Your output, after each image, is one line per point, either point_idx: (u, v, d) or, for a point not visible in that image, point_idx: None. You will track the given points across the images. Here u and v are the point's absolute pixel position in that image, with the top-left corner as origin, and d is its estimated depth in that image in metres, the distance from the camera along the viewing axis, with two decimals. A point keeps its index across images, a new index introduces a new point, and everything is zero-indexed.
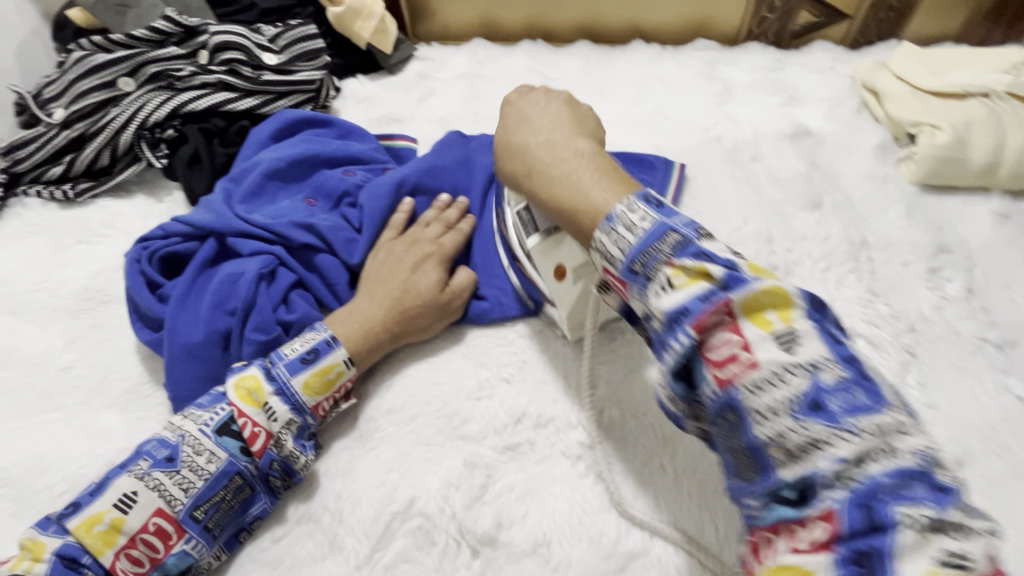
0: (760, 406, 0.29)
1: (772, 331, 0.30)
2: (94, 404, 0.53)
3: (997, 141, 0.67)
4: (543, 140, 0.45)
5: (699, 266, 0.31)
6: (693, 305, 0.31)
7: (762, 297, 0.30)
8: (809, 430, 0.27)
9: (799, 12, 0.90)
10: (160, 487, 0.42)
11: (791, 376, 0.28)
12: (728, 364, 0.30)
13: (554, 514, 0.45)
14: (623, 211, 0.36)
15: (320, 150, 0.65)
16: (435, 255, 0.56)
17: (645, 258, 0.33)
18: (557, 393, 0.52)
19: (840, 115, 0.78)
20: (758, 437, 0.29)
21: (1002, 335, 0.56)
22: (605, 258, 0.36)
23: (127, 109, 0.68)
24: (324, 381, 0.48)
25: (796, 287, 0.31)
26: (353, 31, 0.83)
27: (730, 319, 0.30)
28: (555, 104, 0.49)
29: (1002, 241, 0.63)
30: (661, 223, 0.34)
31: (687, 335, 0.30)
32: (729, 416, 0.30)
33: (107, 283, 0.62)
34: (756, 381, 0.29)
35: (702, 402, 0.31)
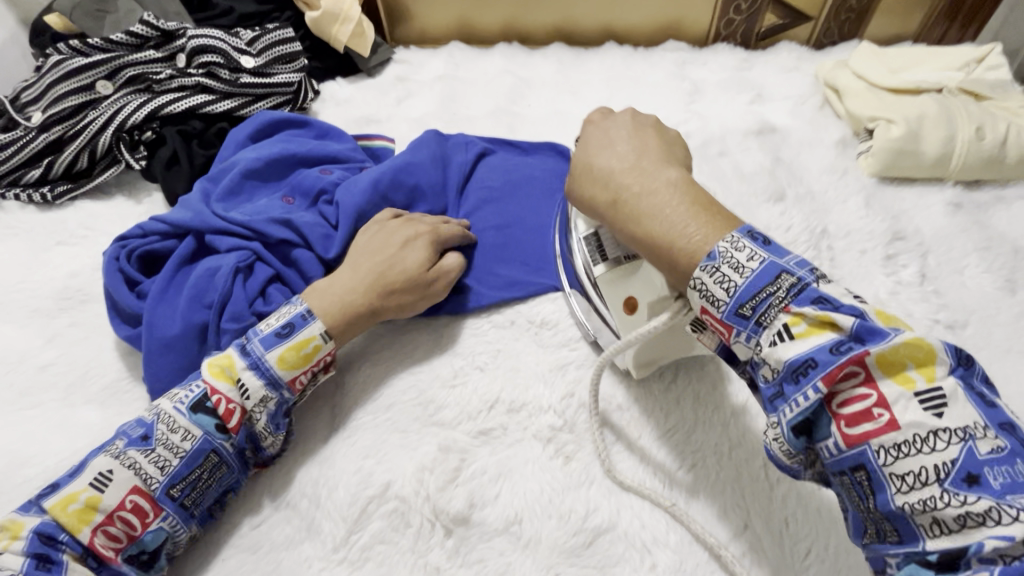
0: (903, 471, 0.31)
1: (914, 390, 0.31)
2: (74, 400, 0.54)
3: (949, 134, 0.70)
4: (630, 166, 0.43)
5: (823, 315, 0.33)
6: (822, 357, 0.33)
7: (901, 353, 0.32)
8: (965, 502, 0.29)
9: (764, 14, 0.94)
10: (135, 466, 0.43)
11: (940, 443, 0.30)
12: (861, 421, 0.32)
13: (525, 493, 0.47)
14: (727, 249, 0.36)
15: (297, 149, 0.66)
16: (427, 235, 0.57)
17: (756, 301, 0.35)
18: (531, 379, 0.53)
19: (803, 112, 0.81)
20: (896, 502, 0.31)
21: (953, 316, 0.59)
22: (705, 297, 0.37)
23: (106, 112, 0.69)
24: (300, 355, 0.49)
25: (940, 342, 0.32)
26: (331, 35, 0.85)
27: (865, 374, 0.32)
28: (637, 125, 0.47)
29: (954, 228, 0.67)
30: (771, 263, 0.36)
31: (817, 390, 0.32)
32: (861, 475, 0.32)
33: (86, 282, 0.63)
34: (896, 444, 0.31)
35: (822, 454, 0.34)
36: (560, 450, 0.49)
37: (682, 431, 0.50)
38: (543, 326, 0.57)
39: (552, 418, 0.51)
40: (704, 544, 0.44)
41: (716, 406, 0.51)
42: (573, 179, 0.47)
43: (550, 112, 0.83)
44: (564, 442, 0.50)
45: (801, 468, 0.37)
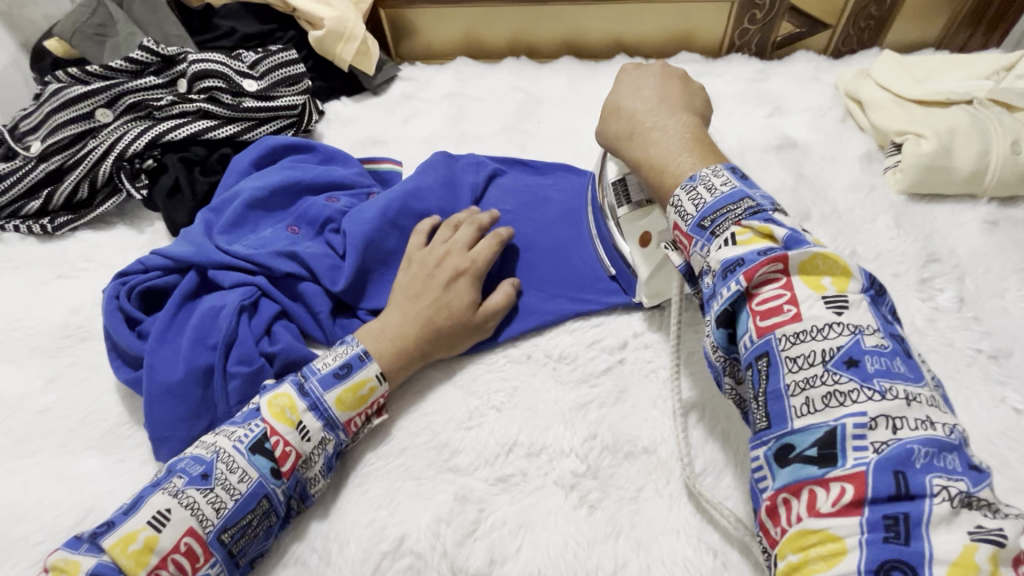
0: (796, 353, 0.34)
1: (824, 293, 0.35)
2: (73, 447, 0.52)
3: (982, 148, 0.66)
4: (650, 108, 0.49)
5: (765, 227, 0.37)
6: (750, 258, 0.36)
7: (821, 265, 0.36)
8: (838, 381, 0.32)
9: (781, 23, 0.91)
10: (192, 505, 0.41)
11: (832, 334, 0.34)
12: (773, 315, 0.35)
13: (548, 547, 0.44)
14: (708, 173, 0.42)
15: (302, 176, 0.64)
16: (468, 272, 0.54)
17: (715, 216, 0.39)
18: (550, 418, 0.51)
19: (824, 125, 0.78)
20: (785, 384, 0.34)
21: (995, 345, 0.56)
22: (678, 213, 0.42)
23: (106, 141, 0.67)
24: (356, 397, 0.48)
25: (856, 266, 0.36)
26: (335, 55, 0.83)
27: (783, 275, 0.36)
28: (665, 74, 0.52)
29: (991, 248, 0.63)
30: (739, 190, 0.40)
31: (738, 282, 0.36)
32: (763, 362, 0.35)
33: (86, 319, 0.60)
34: (796, 331, 0.34)
35: (740, 347, 0.37)
36: (583, 498, 0.46)
37: (711, 475, 0.47)
38: (561, 360, 0.55)
39: (574, 463, 0.48)
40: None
41: (747, 448, 0.48)
42: (601, 119, 0.52)
43: (562, 130, 0.80)
44: (589, 489, 0.47)
45: (722, 372, 0.39)
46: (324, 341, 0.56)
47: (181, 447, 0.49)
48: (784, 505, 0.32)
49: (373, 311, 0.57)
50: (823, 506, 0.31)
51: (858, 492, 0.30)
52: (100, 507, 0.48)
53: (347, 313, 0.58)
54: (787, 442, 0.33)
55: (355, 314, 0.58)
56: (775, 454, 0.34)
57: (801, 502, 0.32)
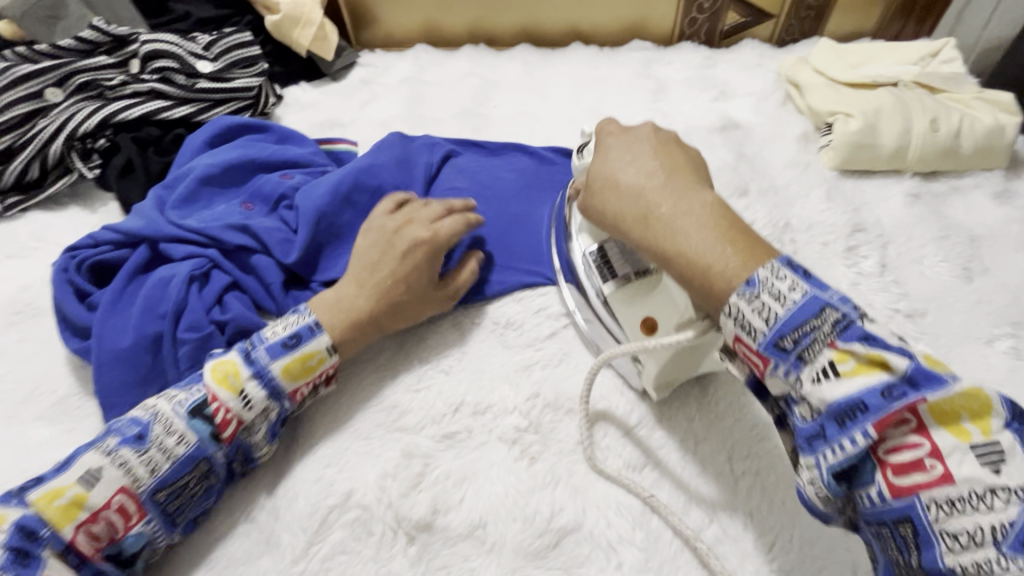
0: (955, 528, 0.29)
1: (971, 442, 0.30)
2: (22, 417, 0.52)
3: (905, 126, 0.71)
4: (659, 184, 0.43)
5: (872, 354, 0.32)
6: (871, 400, 0.31)
7: (957, 403, 0.31)
8: (1020, 567, 0.27)
9: (727, 13, 0.95)
10: (125, 465, 0.41)
11: (996, 502, 0.29)
12: (911, 472, 0.31)
13: (489, 496, 0.46)
14: (769, 276, 0.35)
15: (256, 154, 0.65)
16: (427, 245, 0.53)
17: (798, 334, 0.34)
18: (496, 380, 0.53)
19: (766, 108, 0.82)
20: (945, 562, 0.30)
21: (912, 305, 0.60)
22: (741, 327, 0.36)
23: (56, 120, 0.67)
24: (304, 367, 0.48)
25: (997, 395, 0.31)
26: (292, 40, 0.84)
27: (916, 422, 0.31)
28: (660, 140, 0.47)
29: (913, 219, 0.68)
30: (814, 297, 0.34)
31: (866, 435, 0.31)
32: (904, 528, 0.31)
33: (36, 295, 0.60)
34: (949, 498, 0.30)
35: (862, 501, 0.33)
36: (524, 451, 0.49)
37: (646, 427, 0.50)
38: (508, 326, 0.57)
39: (517, 419, 0.50)
40: (681, 538, 0.44)
41: (685, 393, 0.52)
42: (592, 192, 0.47)
43: (517, 113, 0.83)
44: (530, 443, 0.49)
45: (834, 512, 0.35)
46: (276, 312, 0.57)
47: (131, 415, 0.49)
48: None
49: (326, 282, 0.59)
50: None
51: None
52: None
53: (300, 285, 0.59)
54: None
55: (309, 285, 0.59)
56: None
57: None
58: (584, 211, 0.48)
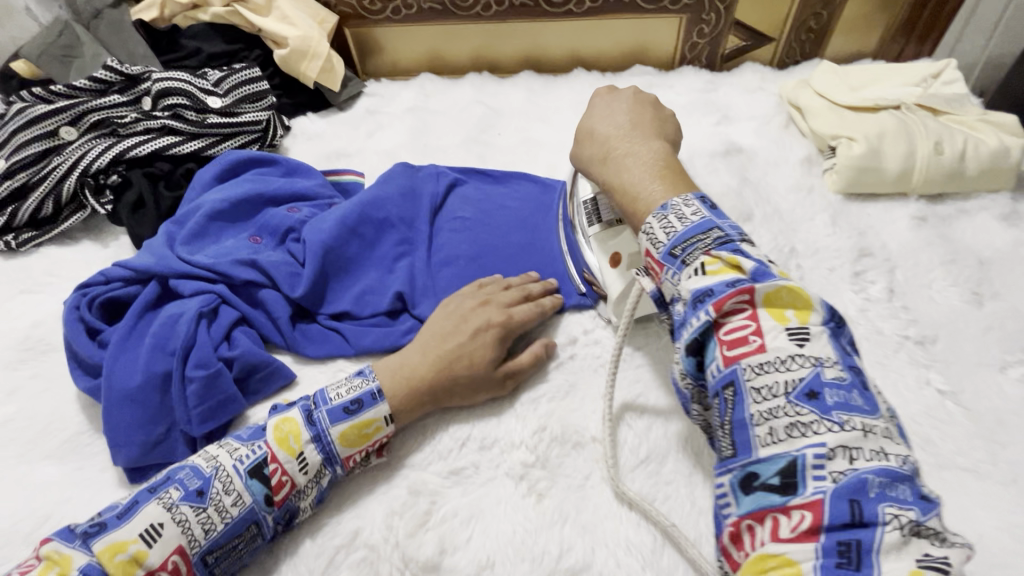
0: (760, 384, 0.35)
1: (786, 325, 0.36)
2: (32, 456, 0.52)
3: (909, 149, 0.71)
4: (622, 133, 0.52)
5: (732, 259, 0.38)
6: (718, 288, 0.37)
7: (785, 297, 0.37)
8: (799, 414, 0.34)
9: (727, 37, 0.95)
10: (185, 523, 0.41)
11: (795, 365, 0.35)
12: (739, 345, 0.36)
13: (497, 535, 0.46)
14: (678, 204, 0.44)
15: (265, 188, 0.66)
16: (498, 326, 0.53)
17: (686, 245, 0.41)
18: (502, 413, 0.53)
19: (768, 131, 0.83)
20: (749, 414, 0.35)
21: (922, 332, 0.59)
22: (650, 240, 0.43)
23: (70, 157, 0.69)
24: (361, 434, 0.48)
25: (819, 298, 0.38)
26: (300, 72, 0.85)
27: (749, 307, 0.37)
28: (637, 100, 0.55)
29: (920, 242, 0.67)
30: (708, 221, 0.42)
31: (707, 312, 0.37)
32: (728, 391, 0.36)
33: (48, 332, 0.61)
34: (760, 362, 0.35)
35: (707, 375, 0.38)
36: (532, 487, 0.48)
37: (655, 461, 0.50)
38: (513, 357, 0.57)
39: (524, 454, 0.50)
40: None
41: None
42: (574, 143, 0.55)
43: (520, 140, 0.84)
44: (537, 478, 0.49)
45: (689, 398, 0.41)
46: (284, 346, 0.58)
47: (139, 453, 0.49)
48: (749, 535, 0.33)
49: (333, 315, 0.59)
50: (785, 532, 0.32)
51: (817, 519, 0.31)
52: (58, 514, 0.48)
53: (307, 318, 0.60)
54: (747, 468, 0.34)
55: (315, 319, 0.59)
56: (739, 482, 0.34)
57: (765, 529, 0.33)
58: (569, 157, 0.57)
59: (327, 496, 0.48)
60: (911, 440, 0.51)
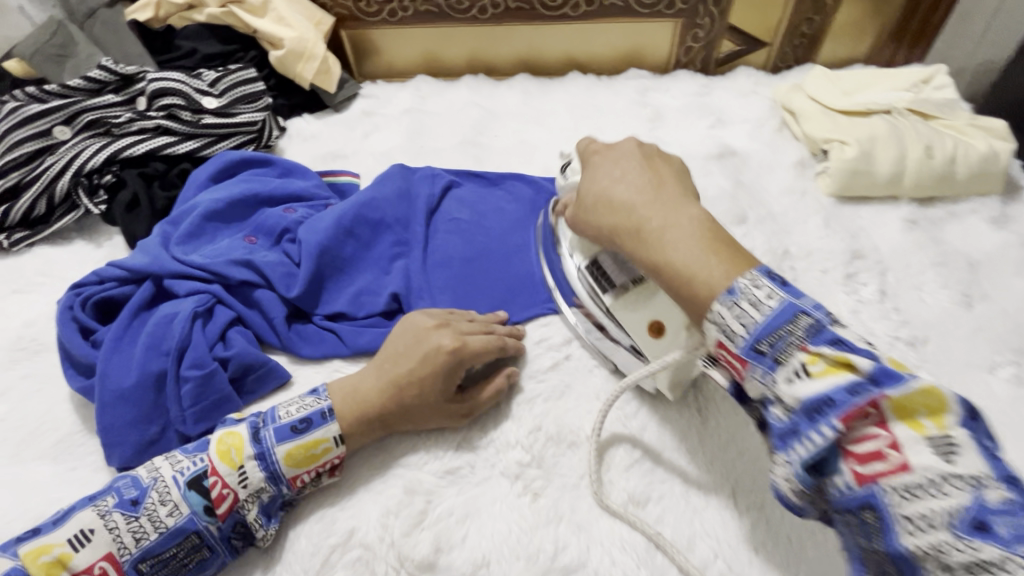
0: (912, 512, 0.30)
1: (925, 435, 0.31)
2: (24, 456, 0.52)
3: (900, 153, 0.72)
4: (650, 196, 0.46)
5: (840, 355, 0.33)
6: (838, 396, 0.32)
7: (915, 398, 0.32)
8: (975, 550, 0.28)
9: (721, 42, 0.96)
10: (115, 530, 0.42)
11: (950, 489, 0.29)
12: (873, 461, 0.31)
13: (492, 534, 0.46)
14: (747, 285, 0.37)
15: (261, 189, 0.66)
16: (452, 352, 0.50)
17: (774, 339, 0.35)
18: (498, 413, 0.53)
19: (762, 135, 0.83)
20: (904, 546, 0.30)
21: (913, 333, 0.60)
22: (721, 331, 0.37)
23: (64, 156, 0.69)
24: (307, 455, 0.46)
25: (952, 393, 0.32)
26: (296, 73, 0.85)
27: (877, 415, 0.32)
28: (646, 156, 0.50)
29: (911, 245, 0.68)
30: (790, 303, 0.36)
31: (831, 427, 0.32)
32: (868, 515, 0.31)
33: (41, 331, 0.61)
34: (907, 485, 0.30)
35: (831, 491, 0.33)
36: (527, 487, 0.49)
37: (649, 460, 0.50)
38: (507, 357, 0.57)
39: (519, 454, 0.50)
40: None
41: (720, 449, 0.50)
42: (586, 210, 0.50)
43: (516, 142, 0.84)
44: (533, 478, 0.49)
45: (807, 508, 0.35)
46: (279, 346, 0.58)
47: (133, 453, 0.49)
48: None
49: (329, 316, 0.59)
50: None
51: None
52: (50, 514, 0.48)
53: (302, 319, 0.60)
54: None
55: (311, 319, 0.59)
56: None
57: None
58: (581, 223, 0.51)
59: (277, 514, 0.47)
60: None
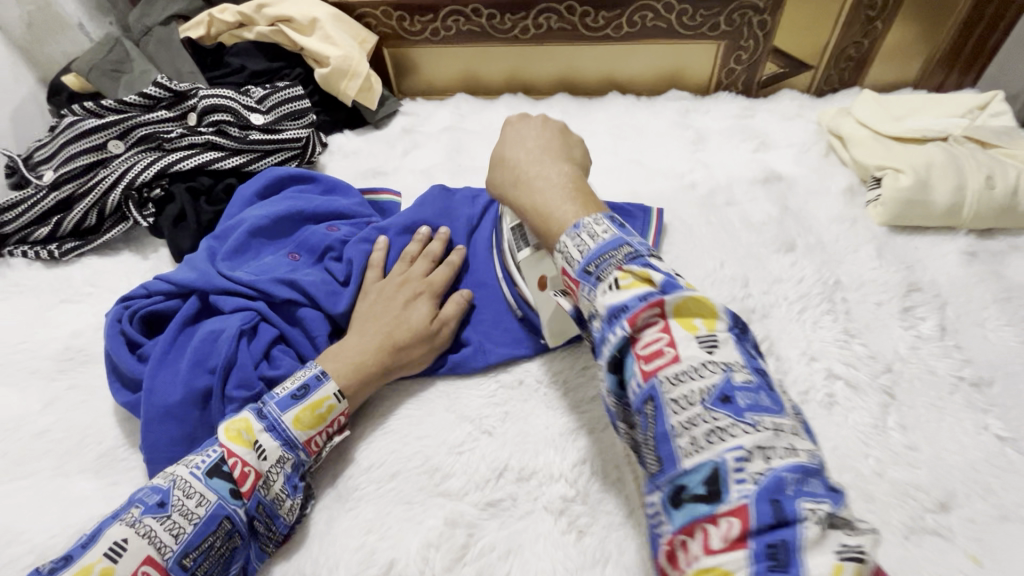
0: (676, 395, 0.33)
1: (695, 334, 0.34)
2: (67, 469, 0.52)
3: (958, 182, 0.69)
4: (533, 157, 0.48)
5: (643, 271, 0.36)
6: (631, 302, 0.35)
7: (691, 306, 0.35)
8: (717, 421, 0.31)
9: (765, 64, 0.95)
10: (151, 534, 0.41)
11: (706, 372, 0.33)
12: (654, 357, 0.34)
13: (537, 573, 0.44)
14: (590, 222, 0.41)
15: (305, 206, 0.66)
16: (424, 292, 0.57)
17: (600, 261, 0.38)
18: (541, 443, 0.52)
19: (808, 159, 0.81)
20: (670, 426, 0.32)
21: (977, 373, 0.57)
22: (565, 259, 0.40)
23: (117, 170, 0.70)
24: (315, 415, 0.49)
25: (722, 305, 0.36)
26: (339, 90, 0.86)
27: (661, 319, 0.35)
28: (546, 127, 0.52)
29: (970, 279, 0.65)
30: (618, 237, 0.39)
31: (621, 328, 0.34)
32: (648, 407, 0.33)
33: (88, 342, 0.62)
34: (676, 373, 0.33)
35: (628, 393, 0.35)
36: (571, 523, 0.47)
37: None
38: (551, 385, 0.56)
39: (563, 488, 0.49)
40: None
41: None
42: (489, 169, 0.51)
43: None
44: (577, 514, 0.48)
45: (615, 419, 0.38)
46: None
47: None
48: (683, 551, 0.31)
49: None
50: (716, 542, 0.29)
51: (743, 524, 0.29)
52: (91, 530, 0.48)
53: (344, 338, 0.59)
54: (671, 483, 0.32)
55: None
56: (670, 496, 0.32)
57: (697, 542, 0.30)
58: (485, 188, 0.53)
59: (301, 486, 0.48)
60: (971, 489, 0.49)
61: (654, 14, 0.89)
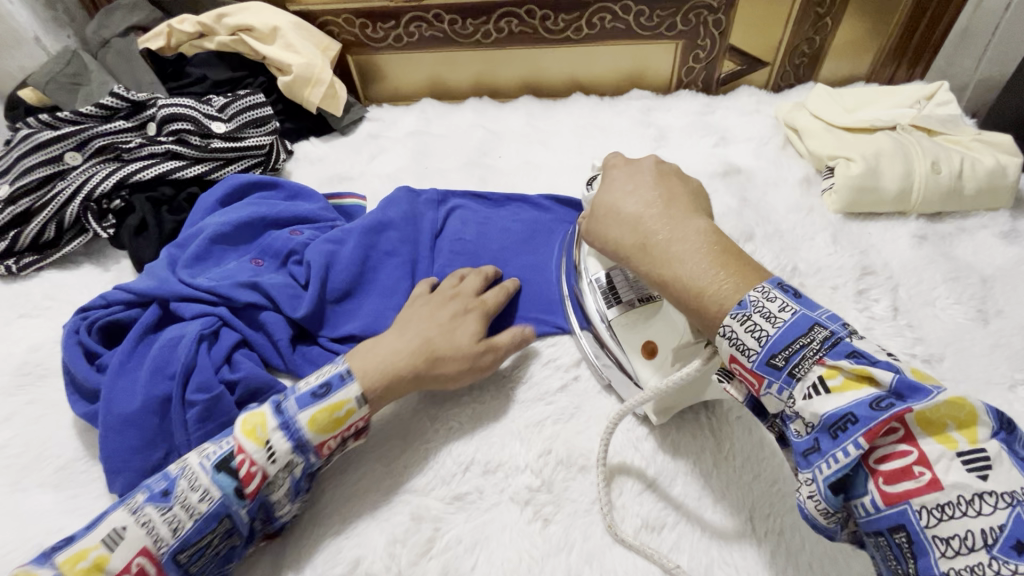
0: (945, 533, 0.30)
1: (955, 450, 0.31)
2: (24, 484, 0.51)
3: (907, 169, 0.72)
4: (659, 213, 0.44)
5: (860, 369, 0.33)
6: (862, 412, 0.32)
7: (943, 411, 0.31)
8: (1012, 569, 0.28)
9: (722, 62, 0.97)
10: (149, 524, 0.41)
11: (983, 507, 0.29)
12: (900, 480, 0.31)
13: (502, 562, 0.45)
14: (758, 298, 0.37)
15: (268, 211, 0.66)
16: (475, 309, 0.55)
17: (790, 353, 0.35)
18: (507, 437, 0.52)
19: (765, 152, 0.83)
20: (939, 568, 0.30)
21: (928, 350, 0.59)
22: (735, 345, 0.37)
23: (74, 182, 0.69)
24: (332, 418, 0.46)
25: (981, 403, 0.32)
26: (303, 97, 0.86)
27: (903, 432, 0.32)
28: (659, 172, 0.48)
29: (921, 261, 0.67)
30: (804, 316, 0.36)
31: (857, 445, 0.31)
32: (900, 536, 0.31)
33: (46, 356, 0.61)
34: (936, 503, 0.30)
35: (858, 512, 0.33)
36: (537, 512, 0.48)
37: (662, 483, 0.49)
38: (517, 380, 0.56)
39: (529, 478, 0.49)
40: None
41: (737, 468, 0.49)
42: (594, 221, 0.48)
43: (521, 164, 0.84)
44: (543, 503, 0.48)
45: (836, 527, 0.35)
46: (285, 370, 0.57)
47: (136, 478, 0.49)
48: None
49: (335, 338, 0.58)
50: None
51: None
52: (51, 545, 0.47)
53: (307, 340, 0.59)
54: None
55: (316, 340, 0.59)
56: None
57: None
58: (588, 240, 0.49)
59: (304, 488, 0.47)
60: None
61: (612, 16, 0.91)
